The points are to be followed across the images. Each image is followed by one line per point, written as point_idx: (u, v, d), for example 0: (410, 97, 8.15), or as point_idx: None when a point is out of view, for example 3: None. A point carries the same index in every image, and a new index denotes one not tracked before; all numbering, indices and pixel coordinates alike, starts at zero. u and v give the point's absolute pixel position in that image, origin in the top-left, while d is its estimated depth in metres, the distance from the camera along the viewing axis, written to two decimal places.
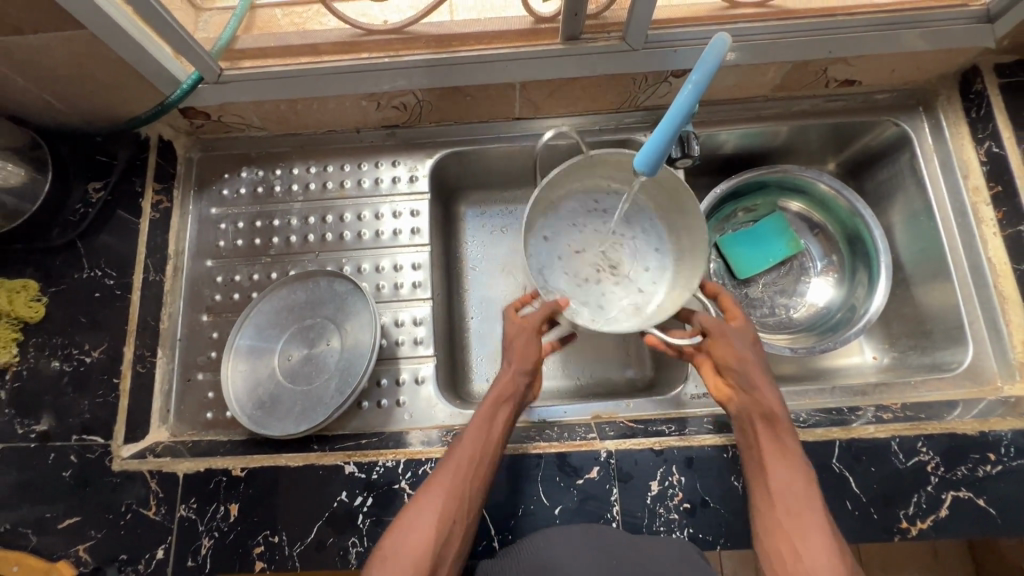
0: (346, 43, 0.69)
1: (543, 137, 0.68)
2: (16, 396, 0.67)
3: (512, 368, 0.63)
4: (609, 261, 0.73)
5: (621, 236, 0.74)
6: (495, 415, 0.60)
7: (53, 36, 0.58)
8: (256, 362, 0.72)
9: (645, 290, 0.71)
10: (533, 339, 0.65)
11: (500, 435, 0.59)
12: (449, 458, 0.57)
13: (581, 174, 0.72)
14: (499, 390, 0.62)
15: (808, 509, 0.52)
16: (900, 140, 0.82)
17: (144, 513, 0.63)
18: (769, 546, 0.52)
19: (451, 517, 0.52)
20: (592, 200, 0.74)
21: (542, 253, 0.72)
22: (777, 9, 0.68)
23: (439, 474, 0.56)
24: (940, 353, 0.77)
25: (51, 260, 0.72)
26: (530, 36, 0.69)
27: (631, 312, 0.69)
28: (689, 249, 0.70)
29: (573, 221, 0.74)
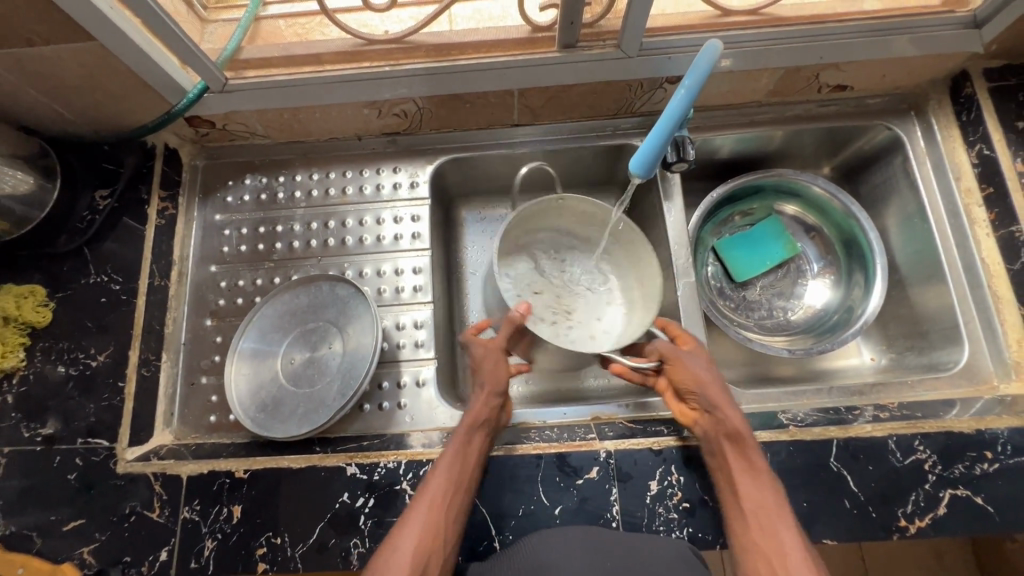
0: (348, 53, 0.71)
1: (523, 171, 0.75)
2: (23, 400, 0.68)
3: (484, 392, 0.67)
4: (563, 303, 0.79)
5: (577, 284, 0.82)
6: (469, 443, 0.62)
7: (63, 48, 0.59)
8: (259, 365, 0.73)
9: (596, 332, 0.77)
10: (500, 359, 0.70)
11: (474, 462, 0.62)
12: (425, 490, 0.59)
13: (546, 218, 0.82)
14: (472, 418, 0.64)
15: (781, 529, 0.55)
16: (892, 143, 0.83)
17: (148, 515, 0.63)
18: (748, 564, 0.55)
19: (429, 547, 0.55)
20: (553, 252, 0.83)
21: (510, 288, 0.79)
22: (768, 16, 0.70)
23: (417, 506, 0.57)
24: (936, 353, 0.78)
25: (58, 266, 0.73)
26: (528, 45, 0.71)
27: (584, 348, 0.74)
28: (640, 295, 0.77)
29: (535, 266, 0.82)
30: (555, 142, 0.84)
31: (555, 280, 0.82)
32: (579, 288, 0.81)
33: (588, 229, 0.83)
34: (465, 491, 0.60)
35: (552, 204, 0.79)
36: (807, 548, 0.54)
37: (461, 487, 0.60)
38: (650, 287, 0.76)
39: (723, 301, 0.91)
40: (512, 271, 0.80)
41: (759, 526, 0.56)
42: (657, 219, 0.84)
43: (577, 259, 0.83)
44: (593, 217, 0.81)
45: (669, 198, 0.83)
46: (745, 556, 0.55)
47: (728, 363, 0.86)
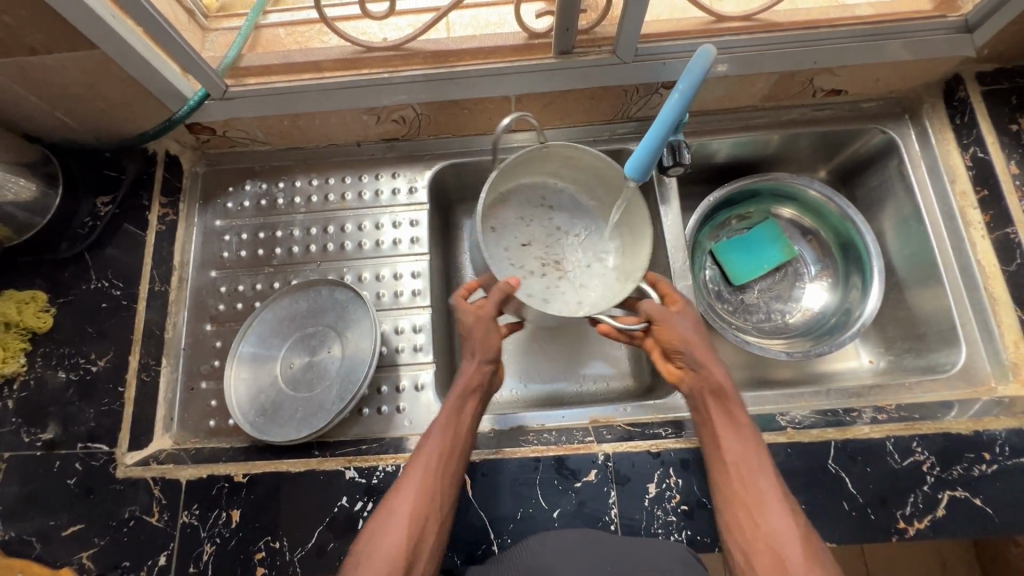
0: (347, 60, 0.72)
1: (503, 124, 0.66)
2: (23, 405, 0.68)
3: (475, 360, 0.65)
4: (552, 255, 0.78)
5: (566, 232, 0.80)
6: (461, 410, 0.62)
7: (66, 57, 0.60)
8: (258, 370, 0.73)
9: (589, 284, 0.76)
10: (491, 328, 0.66)
11: (467, 429, 0.61)
12: (418, 457, 0.58)
13: (529, 168, 0.78)
14: (463, 385, 0.63)
15: (763, 482, 0.56)
16: (888, 146, 0.84)
17: (147, 520, 0.63)
18: (733, 525, 0.55)
19: (423, 512, 0.54)
20: (540, 199, 0.81)
21: (496, 245, 0.77)
22: (762, 22, 0.71)
23: (412, 470, 0.57)
24: (934, 355, 0.78)
25: (59, 272, 0.74)
26: (525, 51, 0.72)
27: (573, 304, 0.74)
28: (631, 242, 0.76)
29: (521, 218, 0.80)
30: None
31: (543, 230, 0.80)
32: (567, 237, 0.80)
33: (575, 175, 0.80)
34: (458, 458, 0.59)
35: (536, 154, 0.75)
36: (786, 498, 0.56)
37: (454, 455, 0.59)
38: (639, 236, 0.74)
39: (721, 304, 0.91)
40: (496, 227, 0.78)
41: (743, 480, 0.57)
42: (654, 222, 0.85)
43: (564, 205, 0.81)
44: (581, 163, 0.77)
45: (666, 202, 0.83)
46: (727, 507, 0.57)
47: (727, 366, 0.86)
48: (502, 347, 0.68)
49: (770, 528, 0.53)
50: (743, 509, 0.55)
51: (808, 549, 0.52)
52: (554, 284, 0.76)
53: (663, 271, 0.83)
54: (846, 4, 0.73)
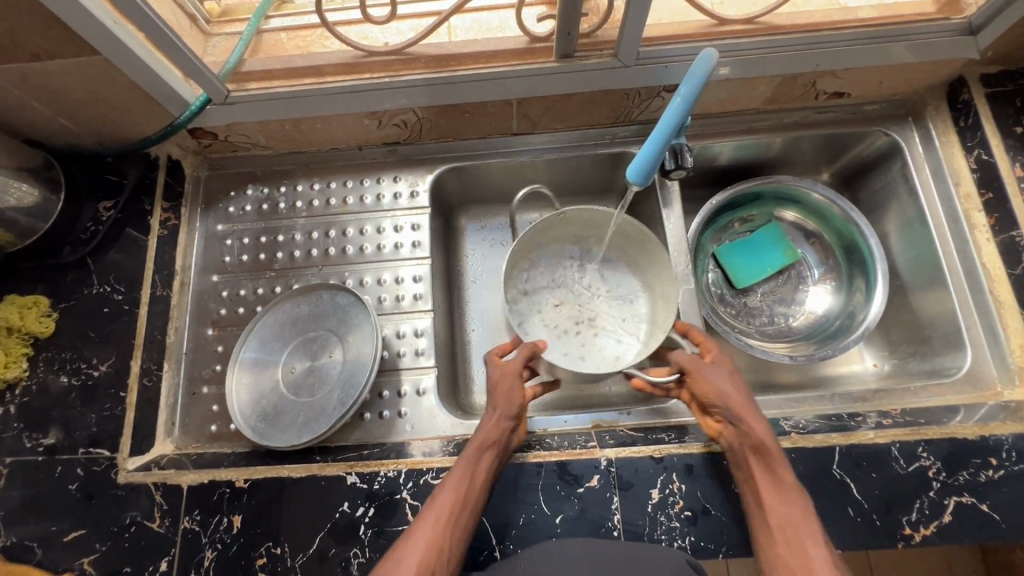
0: (348, 65, 0.72)
1: (517, 196, 0.78)
2: (25, 410, 0.68)
3: (496, 414, 0.63)
4: (585, 313, 0.80)
5: (597, 288, 0.82)
6: (479, 461, 0.60)
7: (67, 62, 0.60)
8: (259, 374, 0.73)
9: (624, 339, 0.78)
10: (515, 384, 0.66)
11: (484, 481, 0.59)
12: (433, 506, 0.57)
13: (553, 231, 0.82)
14: (484, 435, 0.62)
15: (808, 545, 0.52)
16: (891, 149, 0.83)
17: (149, 525, 0.63)
18: None
19: (433, 564, 0.52)
20: (566, 259, 0.83)
21: (527, 308, 0.80)
22: (764, 25, 0.71)
23: (425, 520, 0.55)
24: (939, 359, 0.77)
25: (62, 277, 0.74)
26: (526, 55, 0.72)
27: (612, 360, 0.76)
28: (660, 293, 0.78)
29: (551, 278, 0.82)
30: (555, 150, 0.85)
31: (574, 289, 0.82)
32: (598, 293, 0.81)
33: (600, 233, 0.82)
34: (473, 511, 0.57)
35: (556, 221, 0.80)
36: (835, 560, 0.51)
37: (468, 506, 0.57)
38: (668, 285, 0.76)
39: (724, 307, 0.90)
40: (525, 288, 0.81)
41: (784, 541, 0.53)
42: (656, 226, 0.84)
43: (592, 262, 0.83)
44: (603, 224, 0.80)
45: (668, 206, 0.83)
46: (771, 572, 0.52)
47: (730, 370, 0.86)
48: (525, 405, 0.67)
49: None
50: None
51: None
52: (590, 343, 0.78)
53: None
54: (849, 6, 0.72)
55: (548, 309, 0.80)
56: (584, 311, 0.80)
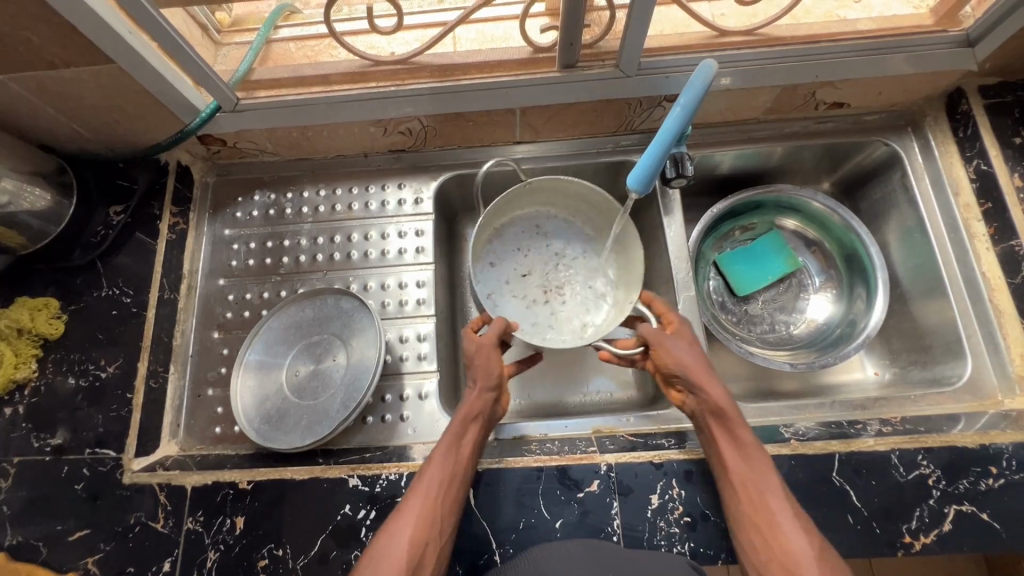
0: (355, 74, 0.73)
1: (482, 170, 0.74)
2: (34, 410, 0.69)
3: (476, 388, 0.65)
4: (551, 282, 0.80)
5: (563, 256, 0.82)
6: (463, 436, 0.62)
7: (82, 70, 0.62)
8: (264, 377, 0.74)
9: (591, 304, 0.78)
10: (491, 356, 0.67)
11: (465, 455, 0.61)
12: (419, 482, 0.58)
13: (518, 201, 0.81)
14: (466, 411, 0.63)
15: (773, 501, 0.55)
16: (891, 159, 0.84)
17: (153, 526, 0.64)
18: (747, 543, 0.55)
19: (424, 539, 0.54)
20: (533, 228, 0.83)
21: (494, 279, 0.79)
22: (764, 36, 0.72)
23: (411, 498, 0.57)
24: (940, 368, 0.77)
25: (73, 279, 0.75)
26: (530, 65, 0.73)
27: (577, 330, 0.76)
28: (624, 263, 0.78)
29: (515, 248, 0.82)
30: (558, 158, 0.86)
31: (541, 258, 0.82)
32: (565, 262, 0.82)
33: (568, 201, 0.82)
34: (459, 486, 0.59)
35: (522, 189, 0.79)
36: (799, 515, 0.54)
37: (454, 482, 0.59)
38: (631, 254, 0.77)
39: (725, 314, 0.91)
40: (494, 261, 0.81)
41: (754, 502, 0.56)
42: (656, 233, 0.85)
43: (559, 231, 0.83)
44: (570, 190, 0.80)
45: (669, 214, 0.84)
46: (742, 531, 0.55)
47: (730, 377, 0.86)
48: (502, 377, 0.68)
49: (787, 552, 0.51)
50: (756, 530, 0.54)
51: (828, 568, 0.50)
52: (556, 312, 0.78)
53: (666, 281, 0.83)
54: (847, 18, 0.74)
55: (515, 280, 0.80)
56: (551, 279, 0.80)
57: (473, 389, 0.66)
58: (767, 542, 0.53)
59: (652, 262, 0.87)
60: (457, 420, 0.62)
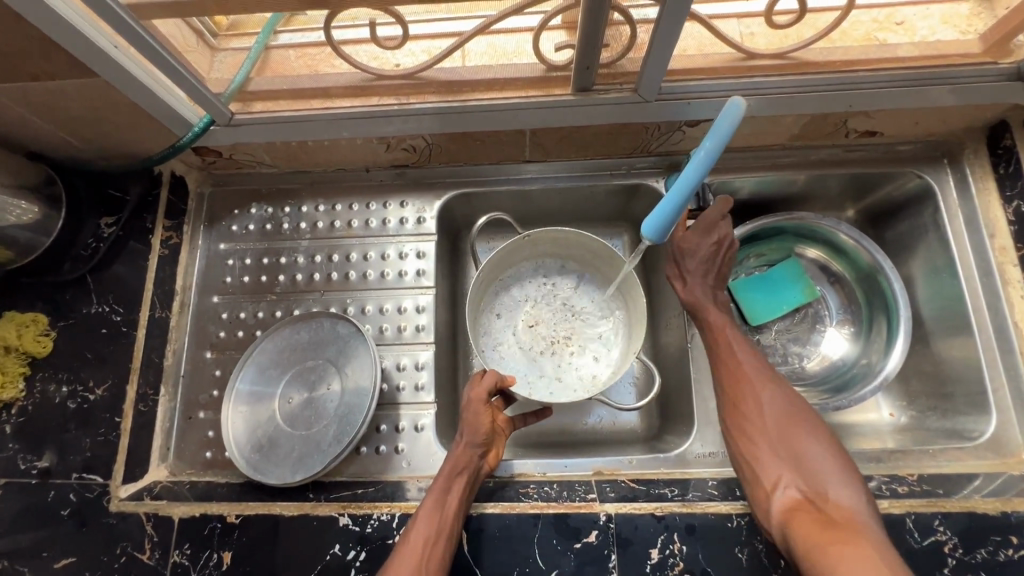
0: (357, 88, 0.69)
1: (477, 224, 0.74)
2: (20, 432, 0.67)
3: (463, 441, 0.64)
4: (559, 333, 0.78)
5: (570, 305, 0.80)
6: (448, 493, 0.60)
7: (69, 83, 0.59)
8: (256, 404, 0.72)
9: (601, 353, 0.76)
10: (478, 410, 0.65)
11: (455, 508, 0.59)
12: (407, 543, 0.57)
13: (521, 252, 0.78)
14: (452, 464, 0.62)
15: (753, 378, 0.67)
16: (922, 192, 0.80)
17: (138, 557, 0.63)
18: (721, 392, 0.69)
19: None
20: (539, 278, 0.81)
21: (496, 331, 0.78)
22: (796, 61, 0.66)
23: (398, 562, 0.55)
24: (961, 419, 0.74)
25: (61, 294, 0.73)
26: (544, 84, 0.68)
27: (587, 382, 0.75)
28: (631, 314, 0.76)
29: (521, 298, 0.80)
30: (568, 179, 0.82)
31: (549, 308, 0.80)
32: (572, 310, 0.79)
33: (573, 252, 0.79)
34: (450, 539, 0.58)
35: (523, 240, 0.76)
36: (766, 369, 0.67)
37: (444, 535, 0.57)
38: (637, 305, 0.74)
39: None
40: (502, 312, 0.79)
41: (728, 363, 0.69)
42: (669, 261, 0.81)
43: (565, 279, 0.81)
44: (577, 241, 0.77)
45: None
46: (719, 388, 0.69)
47: None
48: (493, 430, 0.66)
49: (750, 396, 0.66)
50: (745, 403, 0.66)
51: (792, 419, 0.64)
52: (565, 364, 0.76)
53: (676, 313, 0.79)
54: (887, 43, 0.66)
55: (522, 332, 0.78)
56: (559, 330, 0.78)
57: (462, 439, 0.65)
58: (743, 406, 0.66)
59: (663, 291, 0.83)
60: (451, 463, 0.62)
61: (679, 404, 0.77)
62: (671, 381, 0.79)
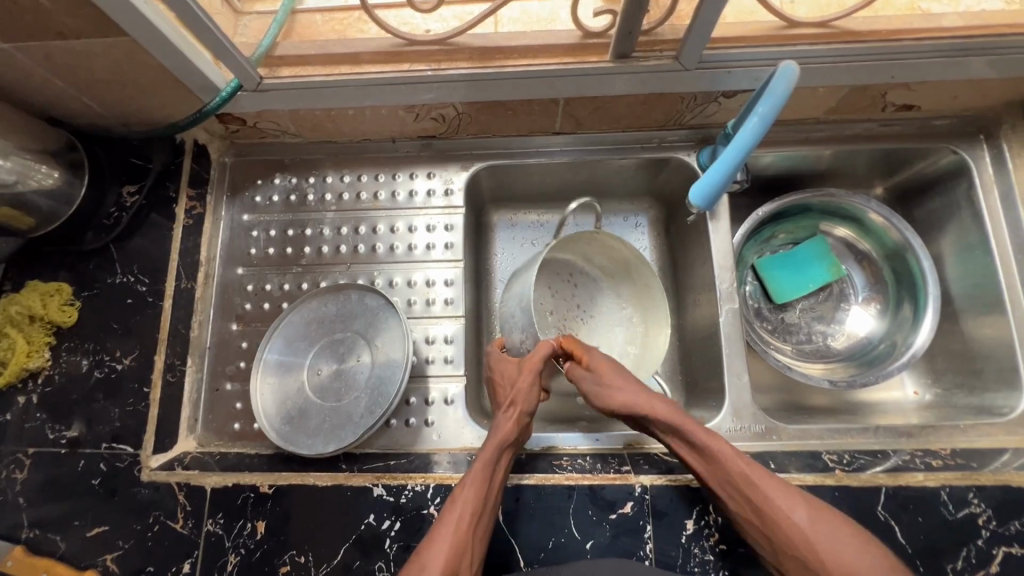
0: (388, 53, 0.67)
1: (570, 207, 0.68)
2: (48, 401, 0.67)
3: (515, 412, 0.62)
4: (568, 328, 0.78)
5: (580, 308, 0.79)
6: (496, 464, 0.59)
7: (94, 42, 0.57)
8: (284, 376, 0.71)
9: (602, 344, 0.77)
10: (533, 380, 0.64)
11: (497, 482, 0.59)
12: (451, 508, 0.56)
13: (576, 245, 0.75)
14: (501, 437, 0.60)
15: (780, 502, 0.57)
16: (957, 168, 0.79)
17: (172, 526, 0.62)
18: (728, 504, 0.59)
19: (457, 562, 0.52)
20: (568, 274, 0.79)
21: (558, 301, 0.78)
22: (840, 30, 0.64)
23: (443, 523, 0.55)
24: (990, 395, 0.74)
25: (86, 263, 0.72)
26: (579, 51, 0.66)
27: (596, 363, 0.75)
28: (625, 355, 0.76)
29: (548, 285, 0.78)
30: (598, 152, 0.80)
31: (567, 303, 0.78)
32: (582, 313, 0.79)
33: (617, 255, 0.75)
34: (488, 514, 0.57)
35: (587, 236, 0.72)
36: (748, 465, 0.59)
37: (485, 511, 0.56)
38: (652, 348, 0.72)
39: (761, 323, 0.87)
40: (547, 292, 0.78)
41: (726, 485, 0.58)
42: (699, 235, 0.80)
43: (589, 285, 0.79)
44: (623, 256, 0.74)
45: (715, 217, 0.78)
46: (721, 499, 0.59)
47: (761, 389, 0.83)
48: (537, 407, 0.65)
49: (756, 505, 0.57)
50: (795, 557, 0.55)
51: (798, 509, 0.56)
52: None
53: (706, 289, 0.79)
54: (931, 13, 0.66)
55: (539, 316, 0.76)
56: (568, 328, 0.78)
57: (506, 412, 0.63)
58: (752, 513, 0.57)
59: (691, 266, 0.83)
60: (501, 437, 0.60)
61: (709, 380, 0.77)
62: (700, 357, 0.79)
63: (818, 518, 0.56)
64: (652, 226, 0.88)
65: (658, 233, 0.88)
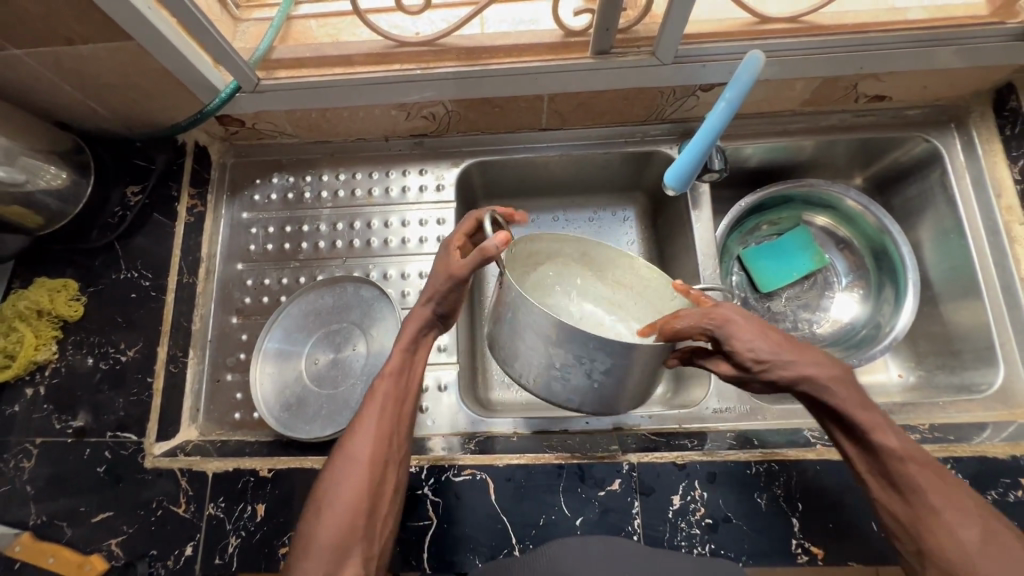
0: (379, 55, 0.70)
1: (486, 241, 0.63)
2: (55, 392, 0.70)
3: (426, 303, 0.60)
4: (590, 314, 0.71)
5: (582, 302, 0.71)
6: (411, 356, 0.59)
7: (101, 47, 0.60)
8: (283, 365, 0.73)
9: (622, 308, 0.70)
10: (456, 289, 0.58)
11: (417, 372, 0.60)
12: (372, 403, 0.56)
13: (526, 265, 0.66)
14: (410, 329, 0.60)
15: (959, 528, 0.47)
16: (930, 155, 0.81)
17: (174, 510, 0.64)
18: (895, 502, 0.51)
19: (383, 453, 0.54)
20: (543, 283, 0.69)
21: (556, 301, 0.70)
22: (809, 24, 0.68)
23: (365, 416, 0.56)
24: (969, 374, 0.76)
25: (92, 260, 0.75)
26: (562, 49, 0.69)
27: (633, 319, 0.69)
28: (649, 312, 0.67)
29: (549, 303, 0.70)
30: (585, 146, 0.83)
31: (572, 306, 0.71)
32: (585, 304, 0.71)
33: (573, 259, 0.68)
34: (410, 402, 0.58)
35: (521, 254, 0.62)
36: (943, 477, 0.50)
37: (407, 400, 0.58)
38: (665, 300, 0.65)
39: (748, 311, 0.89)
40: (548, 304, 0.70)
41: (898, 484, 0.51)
42: (683, 225, 0.83)
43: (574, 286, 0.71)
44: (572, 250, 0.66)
45: (697, 207, 0.81)
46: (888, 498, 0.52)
47: None
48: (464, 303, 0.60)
49: (929, 516, 0.49)
50: None
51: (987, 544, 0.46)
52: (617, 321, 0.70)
53: (692, 276, 0.81)
54: (896, 7, 0.69)
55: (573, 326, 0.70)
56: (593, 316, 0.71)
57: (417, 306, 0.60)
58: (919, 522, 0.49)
59: (676, 255, 0.85)
60: (410, 331, 0.59)
61: None
62: None
63: (987, 535, 0.47)
64: (639, 218, 0.91)
65: (644, 226, 0.91)
